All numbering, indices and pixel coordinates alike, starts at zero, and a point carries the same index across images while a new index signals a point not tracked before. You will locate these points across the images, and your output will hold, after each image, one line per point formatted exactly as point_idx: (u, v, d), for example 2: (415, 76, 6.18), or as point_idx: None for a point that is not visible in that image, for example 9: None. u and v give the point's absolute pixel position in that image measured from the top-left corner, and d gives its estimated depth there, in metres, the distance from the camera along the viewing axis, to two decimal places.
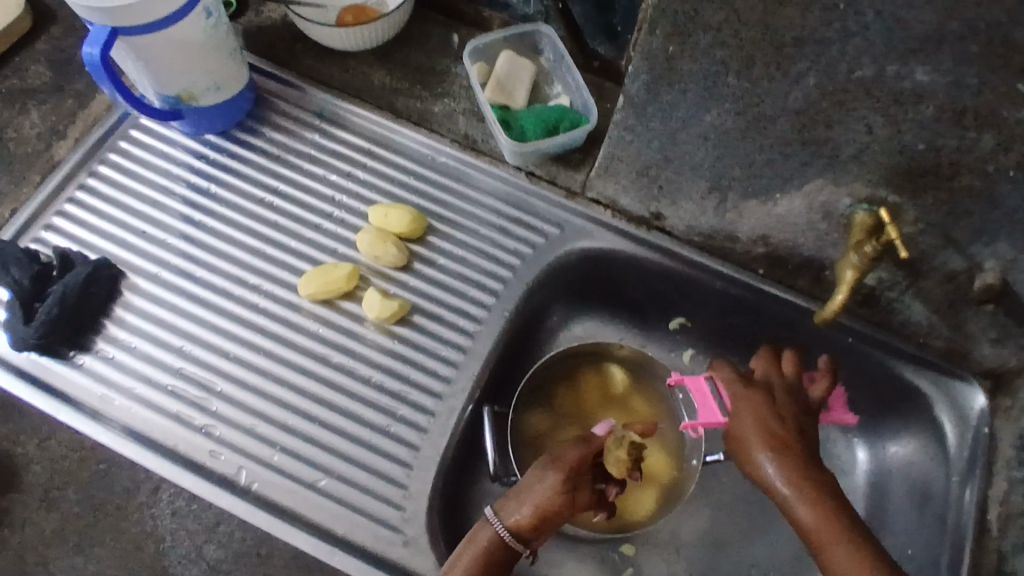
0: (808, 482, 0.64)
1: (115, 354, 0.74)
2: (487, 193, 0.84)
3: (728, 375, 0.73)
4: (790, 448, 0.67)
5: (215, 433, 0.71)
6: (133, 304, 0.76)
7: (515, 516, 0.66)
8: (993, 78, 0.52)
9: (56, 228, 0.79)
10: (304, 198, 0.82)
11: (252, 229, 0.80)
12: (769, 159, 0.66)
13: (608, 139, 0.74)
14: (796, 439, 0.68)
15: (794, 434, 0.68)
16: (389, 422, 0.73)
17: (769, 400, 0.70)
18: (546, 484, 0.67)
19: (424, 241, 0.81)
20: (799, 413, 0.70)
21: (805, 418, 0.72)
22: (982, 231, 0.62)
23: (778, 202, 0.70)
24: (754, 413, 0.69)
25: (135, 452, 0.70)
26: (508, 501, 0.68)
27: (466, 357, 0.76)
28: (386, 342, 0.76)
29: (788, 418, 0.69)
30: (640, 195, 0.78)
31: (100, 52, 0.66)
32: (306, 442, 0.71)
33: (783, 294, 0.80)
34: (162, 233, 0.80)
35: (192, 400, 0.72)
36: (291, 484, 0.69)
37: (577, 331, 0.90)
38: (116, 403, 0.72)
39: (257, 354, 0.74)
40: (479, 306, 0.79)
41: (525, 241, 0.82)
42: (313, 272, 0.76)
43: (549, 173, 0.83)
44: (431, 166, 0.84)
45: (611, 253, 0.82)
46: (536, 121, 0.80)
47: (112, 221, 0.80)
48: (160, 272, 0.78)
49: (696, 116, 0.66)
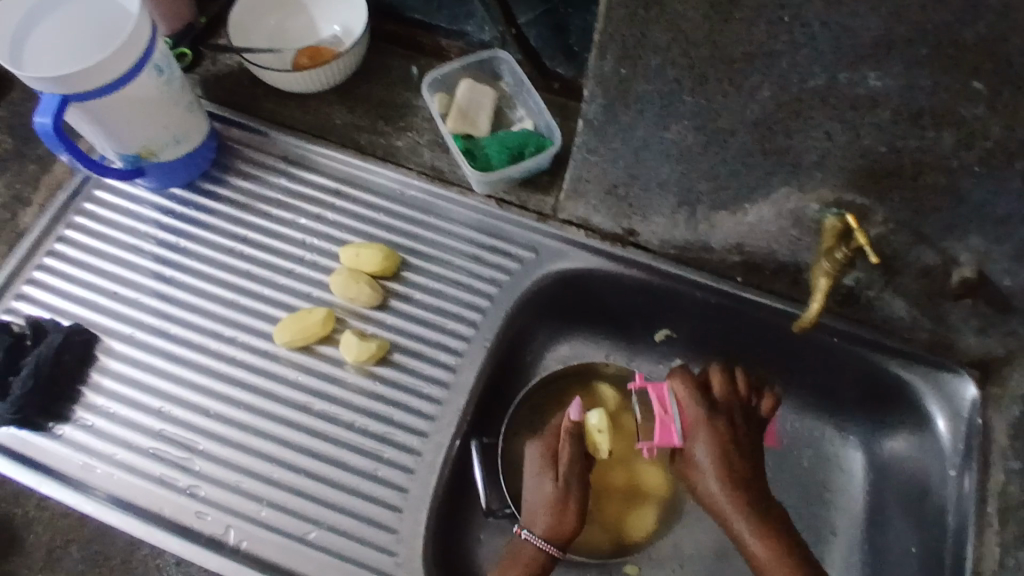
0: (755, 512, 0.69)
1: (95, 421, 0.72)
2: (457, 222, 0.83)
3: (691, 397, 0.75)
4: (741, 478, 0.71)
5: (200, 493, 0.69)
6: (110, 368, 0.75)
7: (550, 528, 0.69)
8: (946, 79, 0.50)
9: (25, 298, 0.78)
10: (275, 245, 0.82)
11: (226, 281, 0.80)
12: (734, 170, 0.65)
13: (573, 162, 0.74)
14: (747, 471, 0.72)
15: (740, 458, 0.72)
16: (375, 465, 0.72)
17: (728, 427, 0.73)
18: (569, 491, 0.71)
19: (399, 278, 0.81)
20: (752, 438, 0.74)
21: (754, 440, 0.75)
22: (952, 228, 0.61)
23: (748, 211, 0.69)
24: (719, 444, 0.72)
25: (120, 519, 0.68)
26: (535, 518, 0.71)
27: (450, 392, 0.76)
28: (367, 384, 0.75)
29: (747, 449, 0.73)
30: (609, 212, 0.78)
31: (53, 121, 0.66)
32: (293, 494, 0.70)
33: (765, 300, 0.79)
34: (134, 292, 0.79)
35: (175, 461, 0.71)
36: (281, 540, 0.68)
37: (563, 350, 0.90)
38: (98, 471, 0.70)
39: (237, 408, 0.73)
40: (460, 339, 0.78)
41: (500, 268, 0.82)
42: (288, 319, 0.76)
43: (519, 199, 0.84)
44: (400, 200, 0.84)
45: (588, 271, 0.82)
46: (500, 148, 0.79)
47: (84, 284, 0.79)
48: (134, 333, 0.77)
49: (657, 135, 0.65)
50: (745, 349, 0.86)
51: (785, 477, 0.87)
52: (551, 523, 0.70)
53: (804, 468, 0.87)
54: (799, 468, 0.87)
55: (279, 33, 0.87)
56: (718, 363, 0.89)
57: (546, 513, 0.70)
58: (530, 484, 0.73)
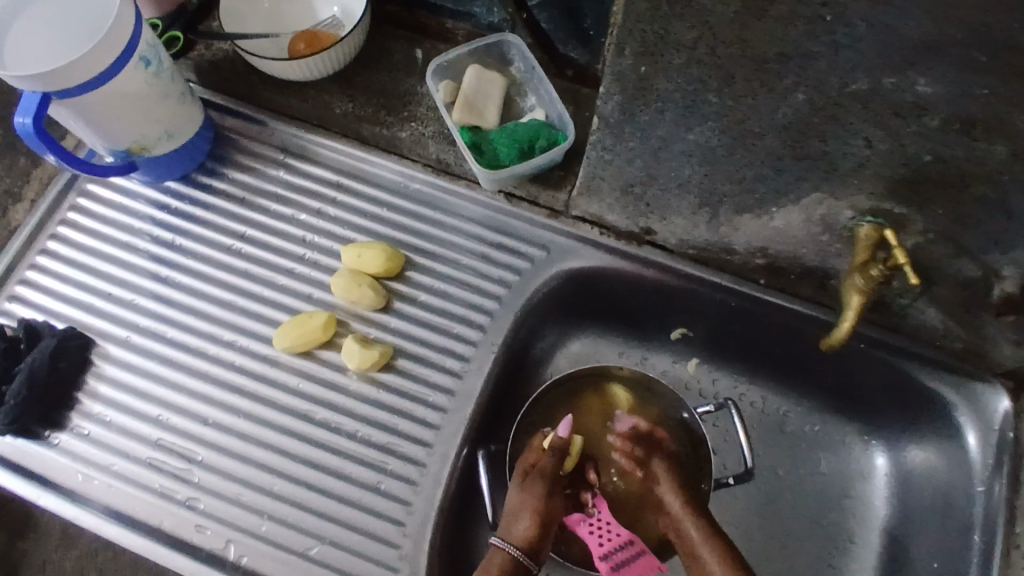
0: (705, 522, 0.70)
1: (92, 429, 0.70)
2: (464, 217, 0.79)
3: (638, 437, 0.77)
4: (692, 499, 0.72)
5: (200, 506, 0.68)
6: (107, 373, 0.72)
7: (518, 534, 0.69)
8: (1006, 89, 0.45)
9: (18, 299, 0.76)
10: (275, 242, 0.78)
11: (224, 281, 0.76)
12: (761, 174, 0.60)
13: (587, 159, 0.69)
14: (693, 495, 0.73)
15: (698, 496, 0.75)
16: (379, 477, 0.70)
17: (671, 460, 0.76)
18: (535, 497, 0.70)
19: (403, 278, 0.77)
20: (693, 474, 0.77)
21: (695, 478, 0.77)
22: (998, 242, 0.56)
23: (774, 216, 0.64)
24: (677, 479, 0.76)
25: (119, 532, 0.67)
26: (508, 522, 0.70)
27: (456, 399, 0.73)
28: (371, 392, 0.73)
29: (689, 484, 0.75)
30: (626, 211, 0.73)
31: (33, 121, 0.62)
32: (295, 507, 0.68)
33: (789, 305, 0.74)
34: (129, 293, 0.76)
35: (174, 471, 0.69)
36: (283, 554, 0.66)
37: (575, 348, 0.87)
38: (96, 482, 0.68)
39: (236, 416, 0.71)
40: (466, 343, 0.75)
41: (509, 267, 0.78)
42: (288, 324, 0.73)
43: (528, 194, 0.78)
44: (405, 194, 0.80)
45: (602, 270, 0.78)
46: (510, 142, 0.74)
47: (77, 285, 0.76)
48: (130, 336, 0.74)
49: (679, 135, 0.59)
50: (765, 351, 0.83)
51: (803, 482, 0.85)
52: (519, 528, 0.69)
53: (822, 473, 0.85)
54: (815, 471, 0.85)
55: (275, 16, 0.82)
56: (736, 362, 0.87)
57: (524, 522, 0.69)
58: (518, 501, 0.70)
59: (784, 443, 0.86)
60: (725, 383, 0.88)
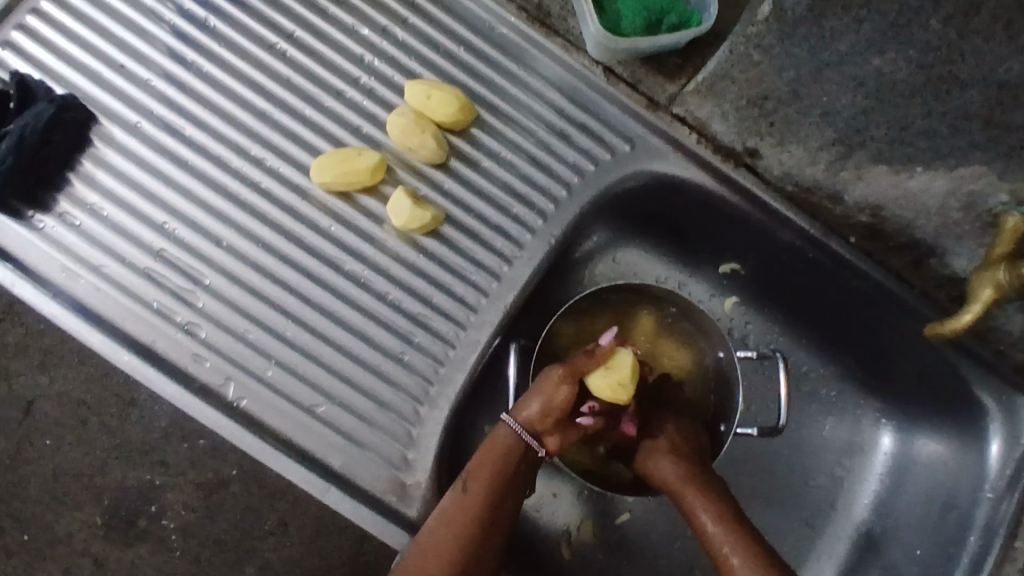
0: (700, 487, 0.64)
1: (84, 221, 0.60)
2: (550, 82, 0.68)
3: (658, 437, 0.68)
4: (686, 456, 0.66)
5: (201, 334, 0.60)
6: (108, 160, 0.61)
7: (528, 416, 0.63)
8: None
9: (8, 46, 0.62)
10: (327, 54, 0.66)
11: (261, 86, 0.64)
12: (928, 128, 0.56)
13: (725, 53, 0.61)
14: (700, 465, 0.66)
15: (738, 511, 0.62)
16: (403, 348, 0.63)
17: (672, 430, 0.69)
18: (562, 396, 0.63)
19: (468, 135, 0.67)
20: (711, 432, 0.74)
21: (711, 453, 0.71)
22: None
23: (915, 175, 0.59)
24: (683, 470, 0.65)
25: (104, 343, 0.59)
26: (521, 401, 0.64)
27: (500, 285, 0.66)
28: (409, 255, 0.64)
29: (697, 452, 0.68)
30: (740, 124, 0.64)
31: None
32: (306, 358, 0.62)
33: (872, 270, 0.65)
34: (144, 70, 0.63)
35: (176, 290, 0.61)
36: (287, 406, 0.61)
37: (618, 256, 0.80)
38: (83, 282, 0.59)
39: (253, 245, 0.62)
40: (523, 228, 0.67)
41: (587, 153, 0.68)
42: (331, 156, 0.62)
43: (633, 76, 0.66)
44: (489, 38, 0.67)
45: (683, 183, 0.68)
46: (637, 7, 0.62)
47: (82, 44, 0.63)
48: (141, 123, 0.62)
49: (863, 55, 0.55)
50: (811, 309, 0.78)
51: (807, 443, 0.84)
52: (531, 412, 0.63)
53: (823, 436, 0.84)
54: (819, 434, 0.84)
55: None
56: (775, 312, 0.82)
57: (537, 407, 0.63)
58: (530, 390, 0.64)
59: (799, 402, 0.84)
60: (756, 329, 0.83)
